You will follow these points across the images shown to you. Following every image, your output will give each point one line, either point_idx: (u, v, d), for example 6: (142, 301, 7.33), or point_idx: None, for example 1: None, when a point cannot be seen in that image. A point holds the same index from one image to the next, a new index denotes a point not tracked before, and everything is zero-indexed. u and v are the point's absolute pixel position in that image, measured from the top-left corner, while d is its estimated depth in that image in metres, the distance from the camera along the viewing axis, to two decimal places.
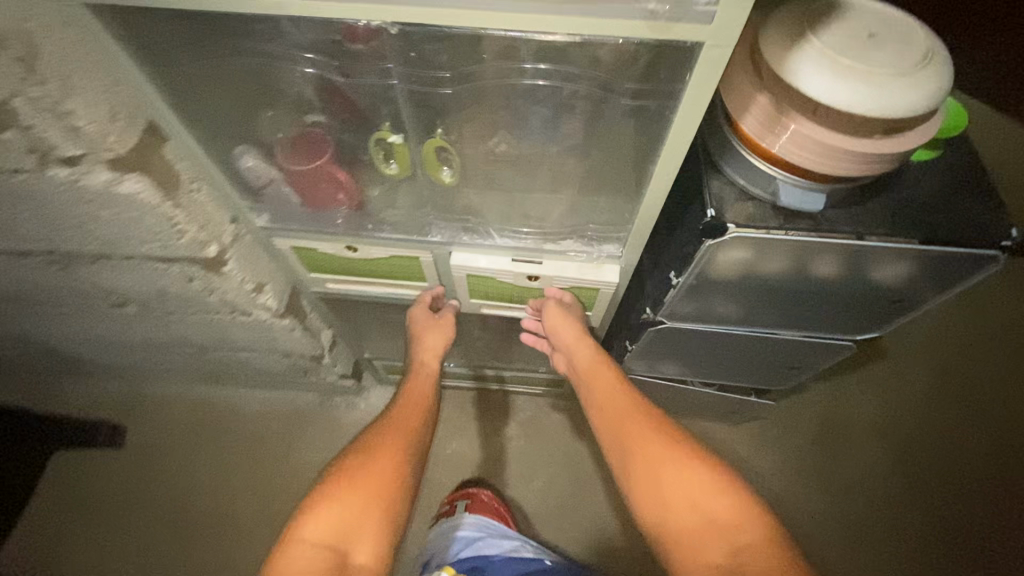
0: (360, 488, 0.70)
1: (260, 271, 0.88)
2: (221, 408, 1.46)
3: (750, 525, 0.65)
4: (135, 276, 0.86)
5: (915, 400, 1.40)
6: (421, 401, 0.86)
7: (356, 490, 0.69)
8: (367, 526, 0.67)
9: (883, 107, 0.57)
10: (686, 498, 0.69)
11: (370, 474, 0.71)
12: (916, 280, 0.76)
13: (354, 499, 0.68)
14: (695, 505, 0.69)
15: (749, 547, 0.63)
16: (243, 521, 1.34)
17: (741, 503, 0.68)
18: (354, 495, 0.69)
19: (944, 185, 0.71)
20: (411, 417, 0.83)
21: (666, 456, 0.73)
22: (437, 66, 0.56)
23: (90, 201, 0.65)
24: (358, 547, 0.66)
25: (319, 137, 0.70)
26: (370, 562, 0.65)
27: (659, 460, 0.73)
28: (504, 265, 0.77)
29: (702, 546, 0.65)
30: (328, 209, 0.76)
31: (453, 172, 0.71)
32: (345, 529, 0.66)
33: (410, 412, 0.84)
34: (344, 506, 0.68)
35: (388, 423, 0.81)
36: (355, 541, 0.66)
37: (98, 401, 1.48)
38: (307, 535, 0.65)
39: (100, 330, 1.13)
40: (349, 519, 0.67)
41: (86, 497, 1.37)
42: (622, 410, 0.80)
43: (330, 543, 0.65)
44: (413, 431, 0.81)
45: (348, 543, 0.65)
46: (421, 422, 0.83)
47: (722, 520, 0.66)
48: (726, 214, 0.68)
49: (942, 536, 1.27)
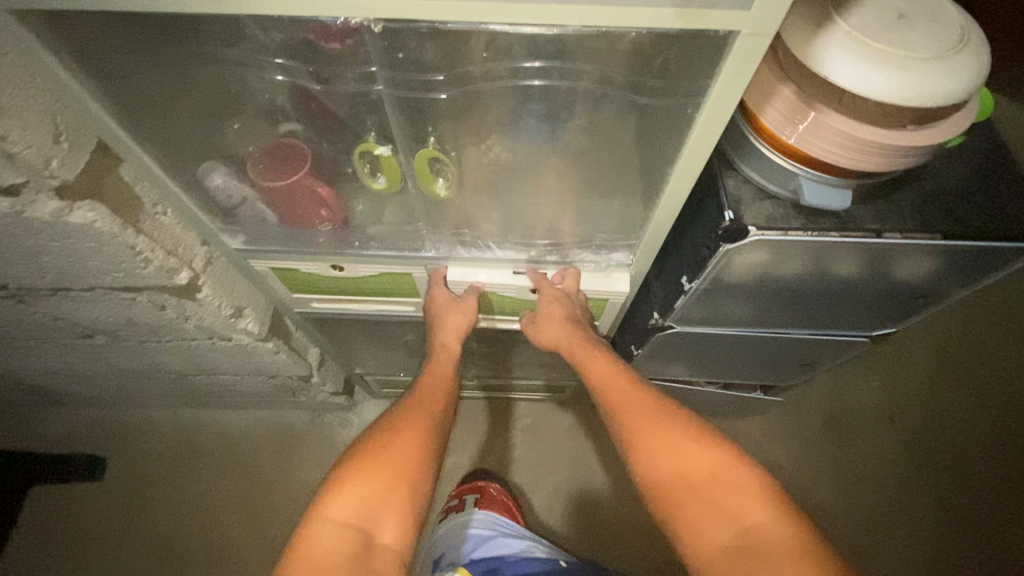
0: (383, 469, 0.66)
1: (238, 294, 0.81)
2: (205, 432, 1.38)
3: (760, 506, 0.61)
4: (99, 307, 0.78)
5: (919, 384, 1.37)
6: (448, 381, 0.79)
7: (380, 469, 0.65)
8: (391, 506, 0.63)
9: (922, 95, 0.51)
10: (690, 479, 0.64)
11: (395, 455, 0.67)
12: (941, 274, 0.72)
13: (377, 479, 0.65)
14: (698, 485, 0.64)
15: (759, 531, 0.59)
16: (235, 551, 1.27)
17: (749, 482, 0.63)
18: (377, 475, 0.65)
19: (971, 175, 0.67)
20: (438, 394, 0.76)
21: (667, 433, 0.68)
22: (427, 69, 0.50)
23: (38, 232, 0.58)
24: (384, 528, 0.62)
25: (296, 148, 0.63)
26: (394, 543, 0.62)
27: (660, 437, 0.68)
28: (505, 279, 0.75)
29: (707, 530, 0.61)
30: (309, 227, 0.69)
31: (448, 183, 0.63)
32: (369, 509, 0.63)
33: (435, 388, 0.77)
34: (366, 486, 0.64)
35: (413, 402, 0.74)
36: (380, 523, 0.62)
37: (72, 433, 1.39)
38: (331, 514, 0.62)
39: (66, 362, 1.04)
40: (373, 500, 0.63)
41: (65, 535, 1.29)
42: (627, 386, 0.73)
43: (355, 523, 0.61)
44: (440, 409, 0.75)
45: (373, 523, 0.62)
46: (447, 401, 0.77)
47: (729, 501, 0.62)
48: (745, 217, 0.63)
49: (954, 520, 1.25)
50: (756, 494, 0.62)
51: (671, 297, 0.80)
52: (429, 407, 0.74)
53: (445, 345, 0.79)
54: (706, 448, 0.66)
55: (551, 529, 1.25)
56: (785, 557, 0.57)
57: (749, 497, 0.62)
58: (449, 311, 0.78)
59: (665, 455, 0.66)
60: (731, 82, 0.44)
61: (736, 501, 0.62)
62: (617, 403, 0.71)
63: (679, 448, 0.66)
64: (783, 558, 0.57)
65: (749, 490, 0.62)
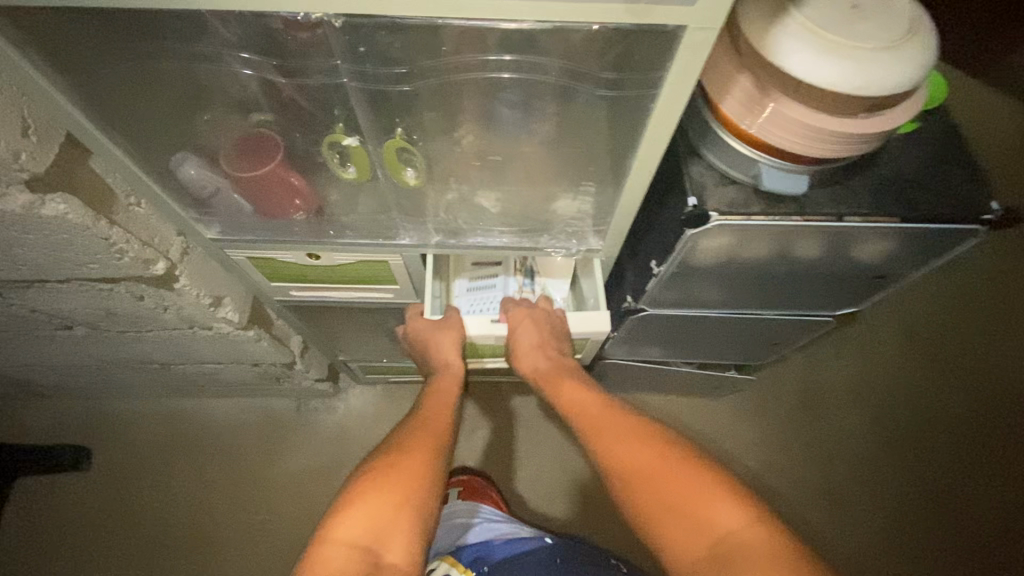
0: (393, 486, 0.68)
1: (216, 284, 0.81)
2: (190, 420, 1.39)
3: (733, 511, 0.64)
4: (77, 298, 0.79)
5: (891, 364, 1.42)
6: (452, 399, 0.83)
7: (388, 488, 0.68)
8: (400, 525, 0.66)
9: (870, 85, 0.54)
10: (664, 494, 0.67)
11: (402, 474, 0.70)
12: (898, 256, 0.75)
13: (385, 499, 0.67)
14: (671, 503, 0.66)
15: (734, 536, 0.62)
16: (227, 535, 1.29)
17: (721, 489, 0.66)
18: (386, 496, 0.67)
19: (926, 158, 0.69)
20: (442, 416, 0.80)
21: (646, 457, 0.71)
22: (391, 62, 0.51)
23: (12, 225, 0.58)
24: (392, 547, 0.64)
25: (266, 138, 0.64)
26: (403, 563, 0.63)
27: (638, 460, 0.71)
28: (483, 325, 0.82)
29: (685, 542, 0.64)
30: (283, 216, 0.70)
31: (417, 173, 0.65)
32: (378, 528, 0.65)
33: (440, 410, 0.80)
34: (374, 506, 0.66)
35: (417, 423, 0.78)
36: (388, 542, 0.64)
37: (56, 425, 1.38)
38: (340, 535, 0.64)
39: (46, 354, 1.04)
40: (380, 519, 0.65)
41: (54, 525, 1.30)
42: (611, 411, 0.78)
43: (365, 543, 0.63)
44: (444, 430, 0.78)
45: (382, 543, 0.64)
46: (452, 422, 0.80)
47: (704, 511, 0.65)
48: (707, 202, 0.65)
49: (916, 493, 1.31)
50: (728, 501, 0.65)
51: (643, 281, 0.83)
52: (436, 427, 0.78)
53: (447, 363, 0.84)
54: (678, 463, 0.69)
55: (536, 506, 1.26)
56: (761, 558, 0.59)
57: (722, 504, 0.65)
58: (440, 330, 0.82)
59: (638, 472, 0.70)
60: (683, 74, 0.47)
61: (710, 509, 0.64)
62: (596, 426, 0.77)
63: (650, 466, 0.70)
64: (758, 559, 0.59)
65: (720, 497, 0.65)
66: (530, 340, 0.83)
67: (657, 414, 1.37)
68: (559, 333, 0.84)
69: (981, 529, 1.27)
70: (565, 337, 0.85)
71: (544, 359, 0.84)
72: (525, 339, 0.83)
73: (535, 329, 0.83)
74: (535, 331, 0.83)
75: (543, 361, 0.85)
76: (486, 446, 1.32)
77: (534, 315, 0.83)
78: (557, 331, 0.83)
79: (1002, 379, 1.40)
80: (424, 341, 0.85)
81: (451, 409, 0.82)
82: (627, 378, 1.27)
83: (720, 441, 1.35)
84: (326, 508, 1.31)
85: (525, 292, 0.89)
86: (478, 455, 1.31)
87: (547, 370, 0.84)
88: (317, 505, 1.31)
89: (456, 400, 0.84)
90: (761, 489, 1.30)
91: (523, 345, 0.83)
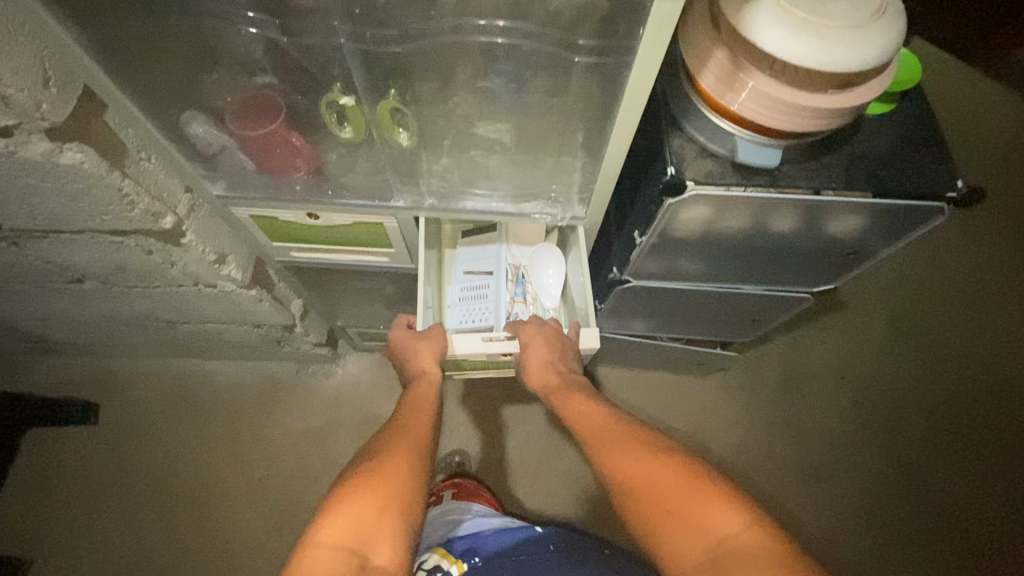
0: (376, 492, 0.71)
1: (221, 242, 0.86)
2: (194, 380, 1.45)
3: (729, 516, 0.66)
4: (90, 250, 0.83)
5: (874, 350, 1.46)
6: (431, 407, 0.84)
7: (372, 493, 0.71)
8: (384, 529, 0.68)
9: (837, 61, 0.57)
10: (662, 502, 0.69)
11: (385, 478, 0.72)
12: (870, 232, 0.79)
13: (369, 505, 0.69)
14: (670, 509, 0.68)
15: (732, 540, 0.64)
16: (228, 492, 1.35)
17: (715, 494, 0.68)
18: (370, 501, 0.70)
19: (898, 137, 0.73)
20: (421, 420, 0.82)
21: (639, 463, 0.73)
22: (385, 22, 0.55)
23: (31, 173, 0.62)
24: (377, 550, 0.66)
25: (268, 99, 0.68)
26: (390, 565, 0.66)
27: (632, 467, 0.73)
28: (477, 346, 0.82)
29: (683, 546, 0.66)
30: (285, 175, 0.74)
31: (409, 135, 0.70)
32: (362, 532, 0.67)
33: (420, 416, 0.82)
34: (359, 510, 0.69)
35: (397, 426, 0.81)
36: (374, 543, 0.67)
37: (67, 380, 1.44)
38: (324, 539, 0.66)
39: (59, 307, 1.10)
40: (365, 525, 0.68)
41: (62, 476, 1.36)
42: (600, 421, 0.80)
43: (350, 545, 0.66)
44: (423, 435, 0.80)
45: (368, 545, 0.66)
46: (432, 425, 0.83)
47: (699, 517, 0.66)
48: (686, 172, 0.69)
49: (893, 471, 1.35)
50: (724, 505, 0.66)
51: (627, 252, 0.86)
52: (416, 431, 0.80)
53: (426, 372, 0.85)
54: (672, 470, 0.71)
55: (523, 469, 1.34)
56: (758, 563, 0.61)
57: (718, 510, 0.66)
58: (421, 339, 0.84)
59: (634, 478, 0.72)
60: (652, 39, 0.53)
61: (707, 515, 0.66)
62: (587, 430, 0.80)
63: (648, 472, 0.72)
64: (755, 564, 0.61)
65: (715, 503, 0.67)
66: (540, 356, 0.84)
67: (645, 388, 1.42)
68: (567, 348, 0.85)
69: (951, 508, 1.32)
70: (575, 352, 0.87)
71: (553, 374, 0.84)
72: (535, 357, 0.84)
73: (545, 343, 0.84)
74: (545, 346, 0.83)
75: (552, 377, 0.85)
76: (477, 411, 1.39)
77: (544, 331, 0.84)
78: (564, 349, 0.85)
79: (979, 366, 1.44)
80: (404, 347, 0.86)
81: (431, 413, 0.84)
82: (616, 352, 1.31)
83: (703, 417, 1.39)
84: (322, 469, 1.37)
85: (517, 301, 0.91)
86: (470, 419, 1.38)
87: (557, 385, 0.85)
88: (313, 467, 1.37)
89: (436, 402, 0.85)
90: (740, 466, 1.35)
91: (532, 364, 0.84)
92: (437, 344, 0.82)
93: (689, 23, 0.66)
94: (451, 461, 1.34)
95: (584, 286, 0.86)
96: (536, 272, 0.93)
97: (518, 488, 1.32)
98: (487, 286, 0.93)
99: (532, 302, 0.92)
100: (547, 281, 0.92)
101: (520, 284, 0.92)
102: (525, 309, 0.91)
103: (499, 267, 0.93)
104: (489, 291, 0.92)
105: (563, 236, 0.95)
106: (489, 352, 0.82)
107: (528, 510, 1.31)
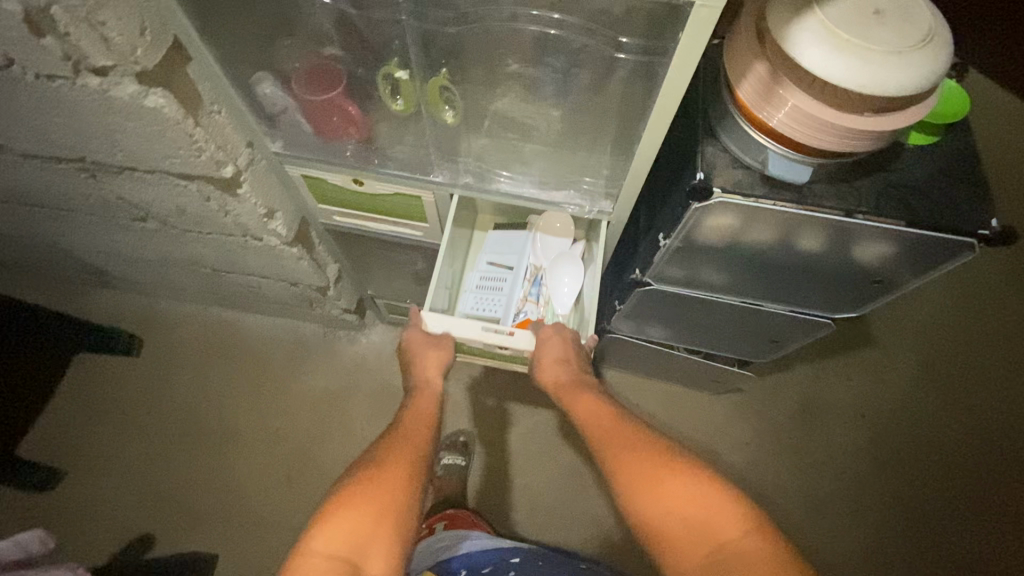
0: (373, 502, 0.71)
1: (272, 198, 0.92)
2: (230, 329, 1.54)
3: (733, 520, 0.66)
4: (156, 190, 0.90)
5: (900, 393, 1.42)
6: (430, 417, 0.86)
7: (367, 505, 0.70)
8: (380, 541, 0.68)
9: (875, 84, 0.58)
10: (666, 502, 0.70)
11: (380, 489, 0.72)
12: (898, 261, 0.79)
13: (363, 514, 0.69)
14: (678, 512, 0.69)
15: (733, 545, 0.64)
16: (244, 437, 1.44)
17: (721, 497, 0.68)
18: (366, 510, 0.70)
19: (937, 169, 0.73)
20: (419, 428, 0.83)
21: (645, 465, 0.74)
22: (444, 5, 0.60)
23: (118, 111, 0.69)
24: (371, 558, 0.67)
25: (333, 70, 0.75)
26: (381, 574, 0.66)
27: (636, 470, 0.74)
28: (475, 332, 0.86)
29: (683, 548, 0.67)
30: (338, 140, 0.81)
31: (454, 113, 0.75)
32: (357, 541, 0.67)
33: (421, 427, 0.84)
34: (354, 521, 0.68)
35: (399, 433, 0.82)
36: (367, 558, 0.67)
37: (118, 313, 1.56)
38: (319, 548, 0.66)
39: (120, 241, 1.19)
40: (359, 534, 0.68)
41: (99, 400, 1.47)
42: (609, 429, 0.81)
43: (345, 556, 0.66)
44: (421, 444, 0.81)
45: (362, 556, 0.66)
46: (430, 432, 0.84)
47: (703, 518, 0.67)
48: (714, 178, 0.71)
49: (902, 517, 1.31)
50: (729, 509, 0.67)
51: (651, 254, 0.88)
52: (415, 440, 0.81)
53: (428, 382, 0.89)
54: (680, 475, 0.71)
55: (524, 459, 1.38)
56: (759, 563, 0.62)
57: (722, 512, 0.67)
58: (431, 347, 0.90)
59: (633, 471, 0.74)
60: (690, 46, 0.55)
61: (710, 517, 0.67)
62: (603, 436, 0.81)
63: (656, 472, 0.72)
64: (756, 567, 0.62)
65: (720, 509, 0.67)
66: (554, 353, 0.88)
67: (656, 399, 1.42)
68: (576, 351, 0.90)
69: (958, 565, 1.27)
70: (581, 355, 0.91)
71: (565, 373, 0.88)
72: (549, 354, 0.87)
73: (560, 343, 0.88)
74: (561, 346, 0.87)
75: (563, 375, 0.88)
76: (488, 396, 1.43)
77: (561, 332, 0.88)
78: (574, 351, 0.89)
79: (1008, 428, 1.39)
80: (413, 354, 0.90)
81: (429, 419, 0.86)
82: (631, 358, 1.33)
83: (711, 434, 1.39)
84: (334, 430, 1.44)
85: (528, 300, 0.94)
86: (481, 403, 1.43)
87: (566, 383, 0.88)
88: (327, 427, 1.44)
89: (434, 413, 0.88)
90: (745, 488, 1.33)
91: (545, 361, 0.88)
92: (444, 353, 0.90)
93: (734, 37, 0.69)
94: (457, 440, 1.38)
95: (592, 295, 0.90)
96: (553, 276, 0.95)
97: (516, 475, 1.37)
98: (506, 277, 0.97)
99: (543, 304, 0.95)
100: (561, 288, 0.94)
101: (536, 285, 0.95)
102: (535, 310, 0.94)
103: (520, 264, 0.96)
104: (506, 284, 0.96)
105: (590, 245, 0.95)
106: (486, 341, 0.86)
107: (525, 497, 1.35)
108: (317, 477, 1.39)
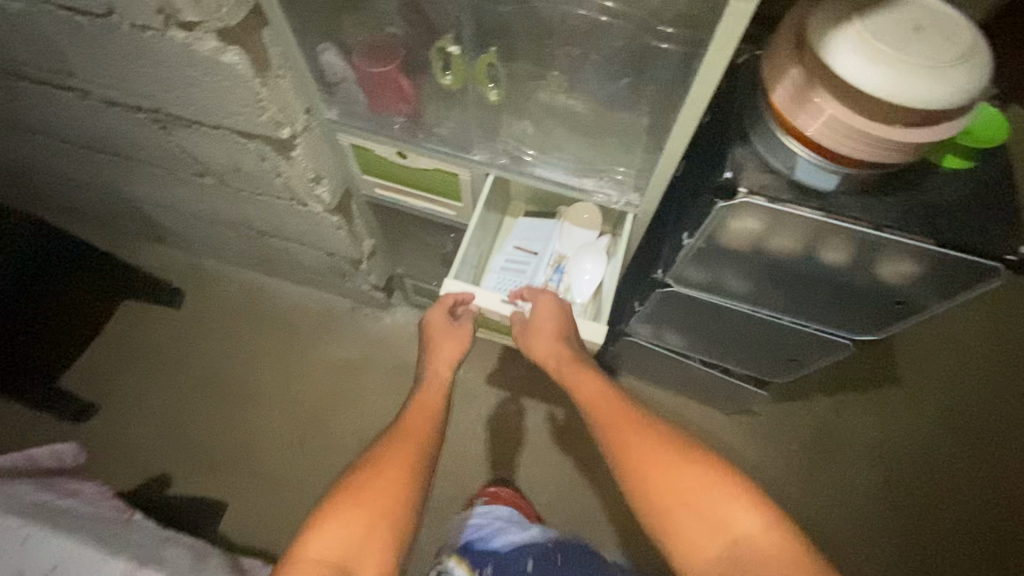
0: (367, 505, 0.70)
1: (321, 164, 0.98)
2: (264, 293, 1.62)
3: (750, 515, 0.67)
4: (218, 146, 0.98)
5: (920, 437, 1.38)
6: (434, 408, 0.83)
7: (362, 507, 0.70)
8: (370, 549, 0.68)
9: (908, 95, 0.59)
10: (681, 494, 0.70)
11: (376, 492, 0.71)
12: (922, 282, 0.79)
13: (357, 518, 0.69)
14: (689, 500, 0.69)
15: (751, 539, 0.66)
16: (264, 397, 1.50)
17: (738, 491, 0.69)
18: (359, 514, 0.69)
19: (969, 194, 0.72)
20: (421, 421, 0.80)
21: (653, 453, 0.73)
22: None
23: (196, 64, 0.76)
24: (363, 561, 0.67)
25: (390, 46, 0.81)
26: None
27: (642, 457, 0.73)
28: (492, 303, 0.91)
29: (696, 536, 0.68)
30: (387, 114, 0.87)
31: (497, 91, 0.81)
32: (348, 548, 0.68)
33: (422, 418, 0.81)
34: (344, 524, 0.69)
35: (402, 426, 0.80)
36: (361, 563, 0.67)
37: (166, 266, 1.66)
38: (311, 553, 0.67)
39: (178, 195, 1.28)
40: (350, 539, 0.68)
41: (138, 344, 1.57)
42: (612, 414, 0.78)
43: (334, 562, 0.67)
44: (424, 437, 0.78)
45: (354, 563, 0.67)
46: (432, 427, 0.81)
47: (718, 511, 0.68)
48: (741, 179, 0.73)
49: (909, 563, 1.28)
50: (746, 504, 0.68)
51: (673, 254, 0.89)
52: (416, 435, 0.78)
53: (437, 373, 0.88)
54: (695, 467, 0.71)
55: (530, 453, 1.39)
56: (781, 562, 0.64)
57: (738, 507, 0.68)
58: (447, 336, 0.92)
59: (639, 452, 0.73)
60: (721, 42, 0.58)
61: (727, 510, 0.68)
62: (602, 416, 0.79)
63: (667, 463, 0.72)
64: (776, 563, 0.64)
65: (734, 502, 0.68)
66: (550, 322, 0.89)
67: (668, 411, 1.42)
68: (570, 325, 0.90)
69: None
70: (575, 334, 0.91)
71: (557, 342, 0.88)
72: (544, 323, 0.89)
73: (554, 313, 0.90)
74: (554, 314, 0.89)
75: (559, 346, 0.88)
76: (502, 388, 1.45)
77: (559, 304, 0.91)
78: (568, 323, 0.90)
79: None
80: (430, 337, 0.92)
81: (434, 409, 0.83)
82: (647, 364, 1.33)
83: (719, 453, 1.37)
84: (350, 402, 1.49)
85: (549, 285, 0.97)
86: (493, 393, 1.45)
87: (562, 354, 0.87)
88: (343, 397, 1.49)
89: (442, 403, 0.85)
90: None
91: (541, 331, 0.90)
92: (457, 345, 0.90)
93: (773, 45, 0.71)
94: (467, 425, 1.41)
95: (609, 286, 0.94)
96: (575, 266, 0.97)
97: (521, 467, 1.38)
98: (530, 262, 1.02)
99: (563, 291, 0.97)
100: (582, 276, 0.97)
101: (558, 272, 0.98)
102: None
103: (545, 251, 1.00)
104: (529, 267, 1.01)
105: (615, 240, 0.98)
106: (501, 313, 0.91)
107: (526, 491, 1.36)
108: (329, 444, 1.44)
